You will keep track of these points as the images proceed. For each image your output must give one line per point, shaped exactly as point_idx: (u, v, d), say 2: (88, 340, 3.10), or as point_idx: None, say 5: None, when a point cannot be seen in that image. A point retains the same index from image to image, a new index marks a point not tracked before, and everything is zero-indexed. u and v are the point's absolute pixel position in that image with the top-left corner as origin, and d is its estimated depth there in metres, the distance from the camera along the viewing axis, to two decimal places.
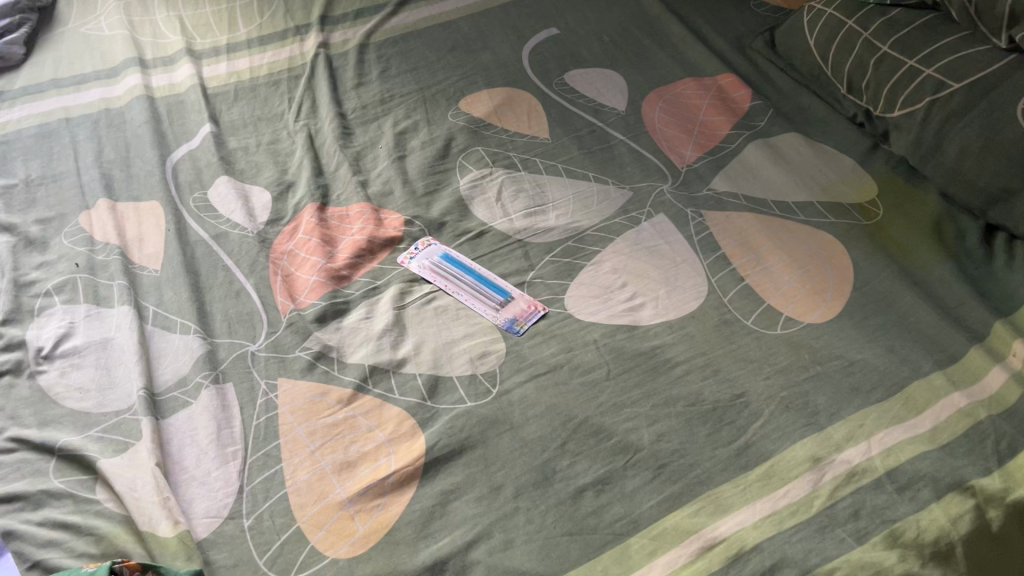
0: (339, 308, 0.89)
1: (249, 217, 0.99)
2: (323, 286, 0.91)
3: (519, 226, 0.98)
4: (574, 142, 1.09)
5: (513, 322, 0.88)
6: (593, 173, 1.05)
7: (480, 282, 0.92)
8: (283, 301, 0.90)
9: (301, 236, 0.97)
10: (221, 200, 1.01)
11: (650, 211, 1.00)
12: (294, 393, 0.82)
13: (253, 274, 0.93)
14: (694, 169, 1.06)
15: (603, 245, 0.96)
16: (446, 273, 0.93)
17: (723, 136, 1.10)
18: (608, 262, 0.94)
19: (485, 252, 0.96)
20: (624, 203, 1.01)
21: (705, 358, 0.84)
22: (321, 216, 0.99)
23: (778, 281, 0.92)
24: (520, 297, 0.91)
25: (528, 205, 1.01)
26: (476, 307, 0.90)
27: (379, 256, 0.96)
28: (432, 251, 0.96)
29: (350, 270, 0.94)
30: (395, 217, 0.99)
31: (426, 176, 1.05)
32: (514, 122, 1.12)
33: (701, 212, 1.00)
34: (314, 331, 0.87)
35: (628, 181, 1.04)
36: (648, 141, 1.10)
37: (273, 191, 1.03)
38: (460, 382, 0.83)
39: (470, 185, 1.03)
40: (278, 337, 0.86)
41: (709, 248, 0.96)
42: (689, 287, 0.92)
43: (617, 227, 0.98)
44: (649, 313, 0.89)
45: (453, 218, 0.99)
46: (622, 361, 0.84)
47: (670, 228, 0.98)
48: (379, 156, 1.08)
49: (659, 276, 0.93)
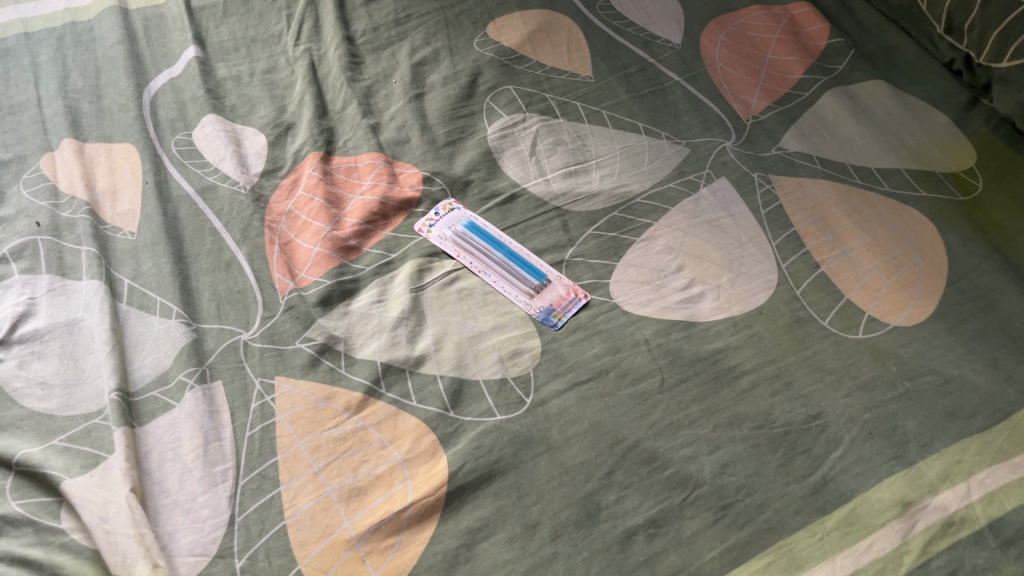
0: (346, 288, 0.76)
1: (241, 168, 0.84)
2: (328, 260, 0.78)
3: (556, 190, 0.84)
4: (621, 83, 0.94)
5: (549, 312, 0.76)
6: (644, 125, 0.90)
7: (511, 260, 0.79)
8: (281, 277, 0.77)
9: (302, 195, 0.83)
10: (208, 145, 0.86)
11: (709, 174, 0.86)
12: (295, 397, 0.70)
13: (247, 242, 0.79)
14: (760, 122, 0.91)
15: (655, 216, 0.82)
16: (471, 248, 0.80)
17: (794, 81, 0.94)
18: (661, 239, 0.81)
19: (517, 221, 0.82)
20: (680, 164, 0.87)
21: (775, 367, 0.72)
22: (325, 168, 0.85)
23: (859, 271, 0.79)
24: (558, 282, 0.78)
25: (567, 162, 0.86)
26: (507, 292, 0.78)
27: (393, 222, 0.82)
28: (455, 218, 0.82)
29: (360, 239, 0.80)
30: (412, 174, 0.85)
31: (448, 121, 0.89)
32: (551, 54, 0.96)
33: (769, 176, 0.86)
34: (318, 317, 0.74)
35: (684, 136, 0.89)
36: (708, 84, 0.94)
37: (269, 134, 0.88)
38: (488, 389, 0.71)
39: (499, 135, 0.88)
40: (275, 323, 0.74)
41: (778, 224, 0.82)
42: (756, 275, 0.78)
43: (672, 194, 0.84)
44: (709, 306, 0.76)
45: (479, 176, 0.85)
46: (678, 369, 0.72)
47: (733, 197, 0.84)
48: (394, 93, 0.92)
49: (721, 259, 0.79)
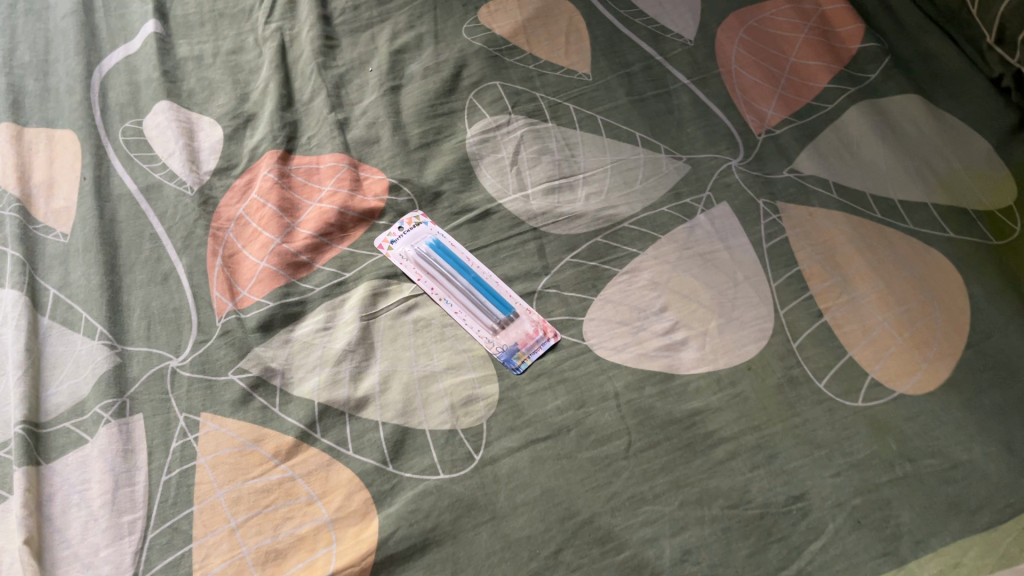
0: (291, 312, 0.69)
1: (191, 165, 0.77)
2: (274, 278, 0.71)
3: (535, 208, 0.75)
4: (622, 83, 0.84)
5: (511, 353, 0.68)
6: (641, 135, 0.80)
7: (477, 289, 0.72)
8: (220, 295, 0.70)
9: (254, 199, 0.75)
10: (158, 136, 0.78)
11: (709, 198, 0.77)
12: (221, 439, 0.63)
13: (188, 252, 0.72)
14: (774, 137, 0.81)
15: (643, 245, 0.74)
16: (434, 271, 0.72)
17: (817, 91, 0.84)
18: (646, 272, 0.72)
19: (488, 242, 0.74)
20: (677, 184, 0.78)
21: (758, 436, 0.64)
22: (283, 168, 0.77)
23: (867, 323, 0.69)
24: (526, 318, 0.70)
25: (551, 175, 0.77)
26: (469, 326, 0.70)
27: (351, 235, 0.74)
28: (420, 235, 0.74)
29: (312, 254, 0.73)
30: (378, 180, 0.77)
31: (424, 119, 0.81)
32: (547, 46, 0.86)
33: (777, 204, 0.76)
34: (256, 345, 0.68)
35: (685, 150, 0.80)
36: (719, 89, 0.84)
37: (226, 126, 0.80)
38: (434, 440, 0.64)
39: (479, 140, 0.80)
40: (208, 349, 0.67)
41: (780, 263, 0.73)
42: (749, 322, 0.70)
43: (664, 220, 0.75)
44: (692, 356, 0.68)
45: (451, 187, 0.77)
46: (648, 431, 0.64)
47: (733, 226, 0.75)
48: (368, 84, 0.83)
49: (711, 300, 0.71)
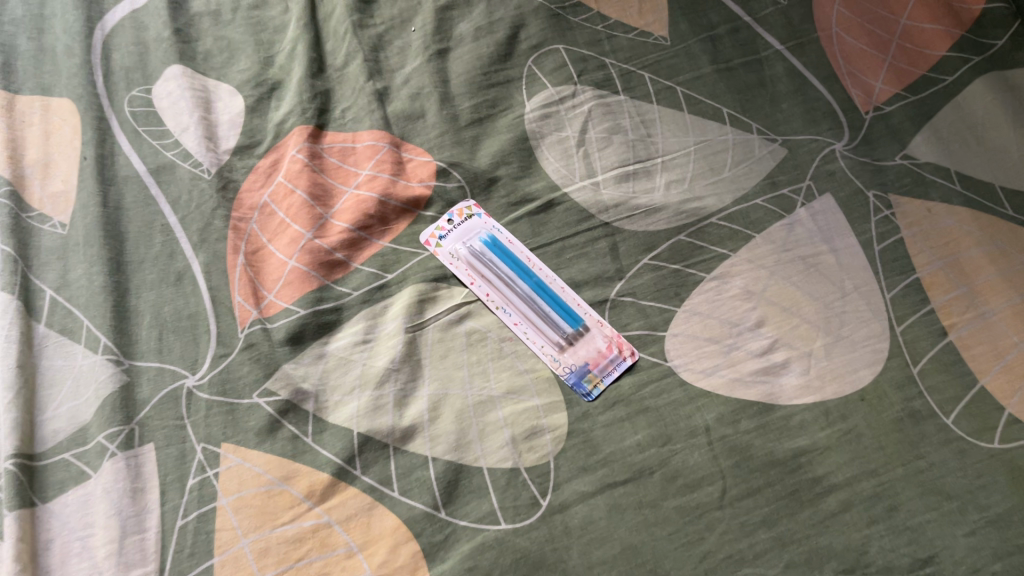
0: (325, 322, 0.60)
1: (208, 143, 0.66)
2: (305, 280, 0.61)
3: (607, 199, 0.65)
4: (705, 49, 0.72)
5: (581, 376, 0.58)
6: (728, 111, 0.69)
7: (540, 296, 0.62)
8: (243, 299, 0.60)
9: (281, 184, 0.65)
10: (169, 108, 0.68)
11: (809, 189, 0.66)
12: (245, 476, 0.54)
13: (205, 248, 0.62)
14: (884, 116, 0.69)
15: (734, 246, 0.63)
16: (490, 274, 0.62)
17: (934, 60, 0.71)
18: (737, 279, 0.62)
19: (552, 238, 0.64)
20: (772, 172, 0.66)
21: (876, 483, 0.54)
22: (313, 148, 0.66)
23: (1001, 345, 0.59)
24: (597, 333, 0.60)
25: (625, 159, 0.67)
26: (530, 339, 0.60)
27: (393, 228, 0.64)
28: (473, 230, 0.64)
29: (348, 251, 0.63)
30: (423, 163, 0.67)
31: (476, 90, 0.70)
32: (617, 2, 0.74)
33: (889, 197, 0.65)
34: (285, 361, 0.58)
35: (780, 131, 0.68)
36: (819, 57, 0.72)
37: (248, 95, 0.69)
38: (493, 481, 0.54)
39: (540, 117, 0.69)
40: (230, 366, 0.58)
41: (896, 269, 0.62)
42: (861, 341, 0.59)
43: (757, 215, 0.64)
44: (795, 383, 0.58)
45: (508, 173, 0.66)
46: (746, 475, 0.54)
47: (839, 224, 0.64)
48: (411, 46, 0.72)
49: (816, 315, 0.60)
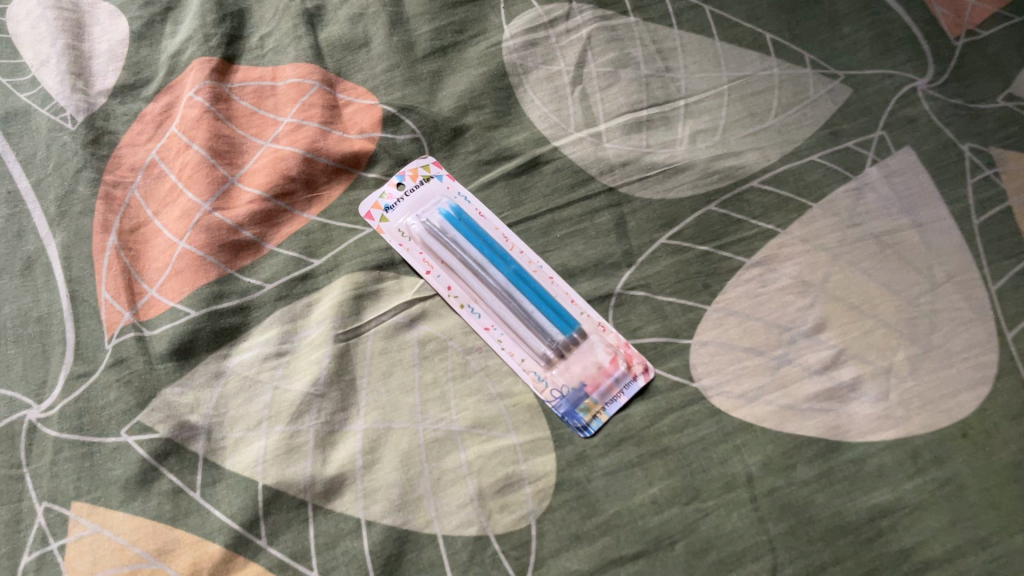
0: (225, 327, 0.44)
1: (75, 81, 0.49)
2: (198, 269, 0.45)
3: (611, 155, 0.48)
4: None
5: (575, 403, 0.43)
6: (772, 37, 0.52)
7: (520, 289, 0.45)
8: (113, 295, 0.44)
9: (173, 137, 0.48)
10: (27, 35, 0.51)
11: (883, 141, 0.49)
12: (102, 552, 0.39)
13: (64, 224, 0.45)
14: (981, 42, 0.52)
15: (782, 219, 0.47)
16: (452, 258, 0.46)
17: None
18: (789, 266, 0.46)
19: (536, 209, 0.47)
20: (833, 118, 0.50)
21: (987, 559, 0.39)
22: (218, 86, 0.49)
23: None
24: (598, 342, 0.45)
25: (635, 102, 0.50)
26: (506, 351, 0.44)
27: (325, 197, 0.48)
28: (430, 199, 0.48)
29: (262, 229, 0.46)
30: (366, 108, 0.50)
31: (439, 10, 0.52)
32: None
33: (991, 151, 0.48)
34: (167, 383, 0.42)
35: (842, 63, 0.51)
36: None
37: (135, 17, 0.52)
38: (451, 557, 0.39)
39: (522, 44, 0.52)
40: (91, 391, 0.42)
41: (1003, 251, 0.46)
42: (959, 354, 0.43)
43: (814, 177, 0.48)
44: (869, 413, 0.42)
45: (480, 121, 0.50)
46: (804, 548, 0.39)
47: (924, 189, 0.48)
48: None
49: (896, 316, 0.44)
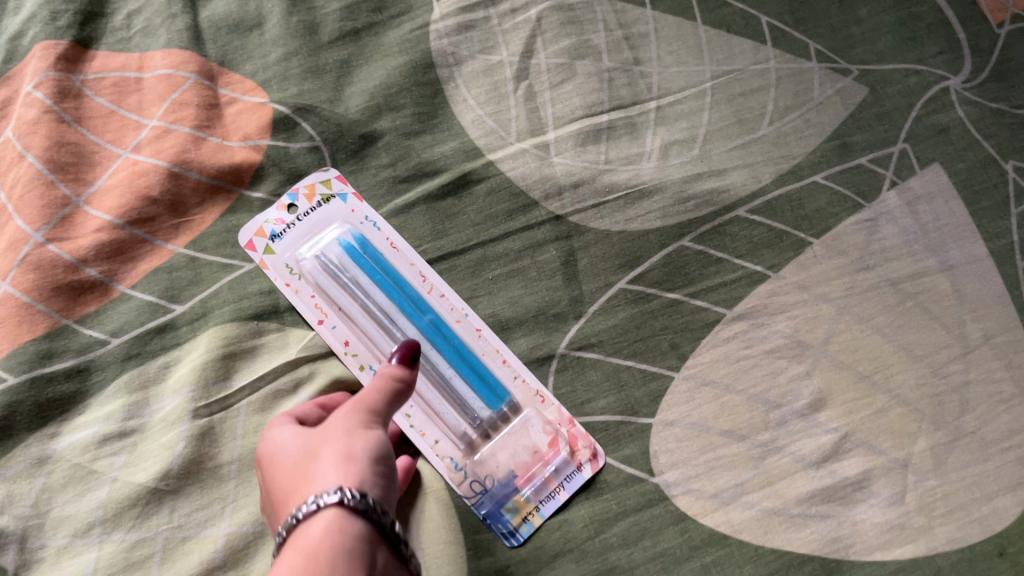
0: (55, 397, 0.34)
1: None
2: (23, 320, 0.35)
3: (560, 173, 0.39)
4: None
5: (500, 502, 0.33)
6: (768, 21, 0.42)
7: (436, 347, 0.35)
8: None
9: (5, 143, 0.38)
10: None
11: (904, 157, 0.39)
12: None
13: None
14: None
15: (774, 259, 0.37)
16: (352, 304, 0.35)
17: None
18: (781, 321, 0.36)
19: (463, 242, 0.37)
20: (842, 127, 0.39)
21: None
22: (65, 79, 0.39)
23: None
24: (535, 419, 0.34)
25: (594, 105, 0.40)
26: (413, 429, 0.34)
27: (195, 223, 0.38)
28: (327, 225, 0.37)
29: (112, 264, 0.37)
30: (253, 108, 0.40)
31: None
32: None
33: None
34: None
35: (855, 55, 0.41)
36: None
37: None
38: None
39: (455, 27, 0.41)
40: None
41: None
42: (998, 444, 0.34)
43: (816, 205, 0.38)
44: (879, 521, 0.32)
45: (397, 125, 0.39)
46: None
47: (956, 221, 0.37)
48: None
49: (917, 391, 0.34)
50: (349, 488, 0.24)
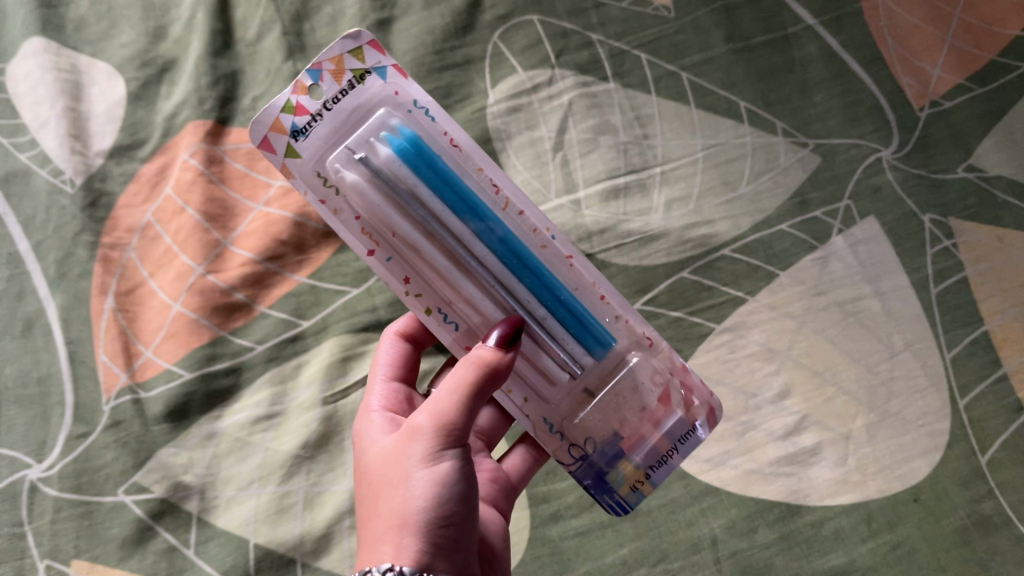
0: (216, 390, 0.46)
1: (74, 143, 0.51)
2: (192, 331, 0.47)
3: (590, 221, 0.51)
4: (718, 21, 0.56)
5: (607, 469, 0.39)
6: (746, 106, 0.54)
7: (518, 278, 0.36)
8: (109, 359, 0.46)
9: (169, 198, 0.50)
10: (25, 94, 0.52)
11: (848, 211, 0.51)
12: None
13: (63, 286, 0.47)
14: (943, 113, 0.54)
15: (752, 287, 0.49)
16: (413, 229, 0.35)
17: (1005, 42, 0.55)
18: (757, 332, 0.48)
19: None
20: (802, 187, 0.52)
21: None
22: (212, 150, 0.51)
23: None
24: (640, 380, 0.39)
25: (614, 169, 0.52)
26: (517, 398, 0.39)
27: (314, 258, 0.49)
28: (371, 100, 0.37)
29: (252, 290, 0.48)
30: None
31: (426, 74, 0.55)
32: None
33: (950, 223, 0.51)
34: (161, 446, 0.44)
35: (812, 132, 0.54)
36: (863, 34, 0.55)
37: (132, 78, 0.54)
38: None
39: (506, 110, 0.54)
40: (90, 450, 0.44)
41: (957, 319, 0.48)
42: (914, 422, 0.46)
43: (783, 246, 0.50)
44: (827, 477, 0.45)
45: None
46: None
47: (886, 259, 0.50)
48: (345, 15, 0.56)
49: (856, 384, 0.47)
50: (400, 565, 0.32)
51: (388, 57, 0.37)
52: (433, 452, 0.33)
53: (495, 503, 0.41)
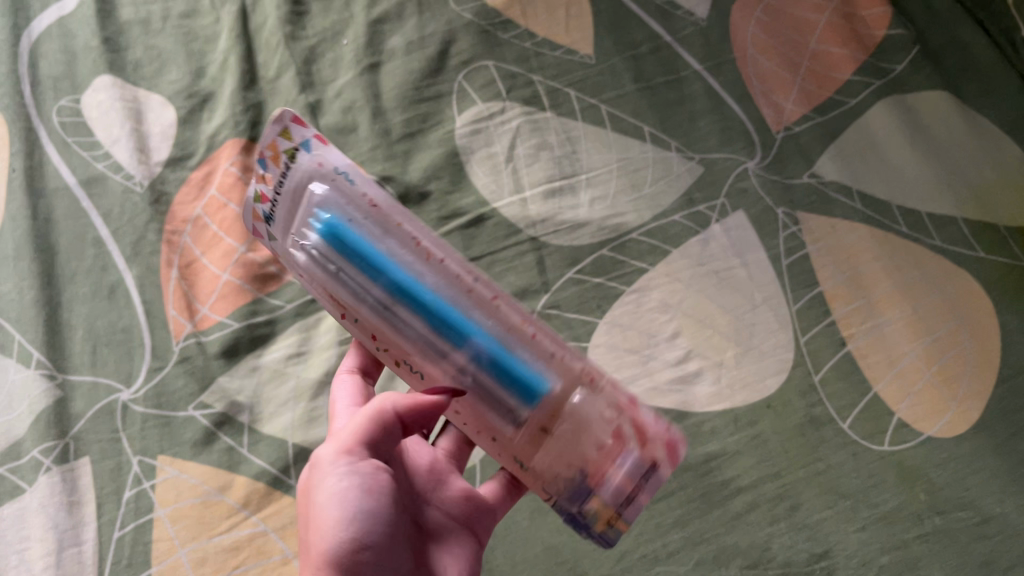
0: (258, 335, 0.61)
1: (139, 156, 0.67)
2: (238, 293, 0.62)
3: (534, 214, 0.68)
4: (628, 67, 0.74)
5: (580, 511, 0.45)
6: (649, 130, 0.72)
7: (438, 334, 0.44)
8: (177, 314, 0.61)
9: (214, 196, 0.65)
10: (98, 118, 0.68)
11: (724, 205, 0.69)
12: (182, 488, 0.56)
13: (138, 261, 0.63)
14: (794, 136, 0.72)
15: (653, 260, 0.67)
16: (358, 304, 0.45)
17: (840, 83, 0.73)
18: (656, 292, 0.66)
19: (481, 253, 0.67)
20: (689, 188, 0.70)
21: (779, 484, 0.60)
22: (247, 161, 0.67)
23: (894, 355, 0.63)
24: (591, 415, 0.45)
25: (551, 176, 0.70)
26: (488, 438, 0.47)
27: None
28: (300, 182, 0.46)
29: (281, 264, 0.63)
30: None
31: (408, 105, 0.72)
32: (545, 19, 0.75)
33: (797, 214, 0.69)
34: (219, 375, 0.60)
35: (698, 149, 0.71)
36: (735, 77, 0.74)
37: (180, 107, 0.69)
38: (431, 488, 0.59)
39: (469, 132, 0.71)
40: (164, 378, 0.59)
41: (802, 281, 0.66)
42: (768, 352, 0.64)
43: (675, 231, 0.68)
44: (706, 391, 0.63)
45: (440, 188, 0.69)
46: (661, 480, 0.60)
47: (750, 239, 0.68)
48: (343, 59, 0.73)
49: (728, 326, 0.65)
50: None
51: (310, 131, 0.47)
52: (351, 458, 0.43)
53: (466, 514, 0.49)
